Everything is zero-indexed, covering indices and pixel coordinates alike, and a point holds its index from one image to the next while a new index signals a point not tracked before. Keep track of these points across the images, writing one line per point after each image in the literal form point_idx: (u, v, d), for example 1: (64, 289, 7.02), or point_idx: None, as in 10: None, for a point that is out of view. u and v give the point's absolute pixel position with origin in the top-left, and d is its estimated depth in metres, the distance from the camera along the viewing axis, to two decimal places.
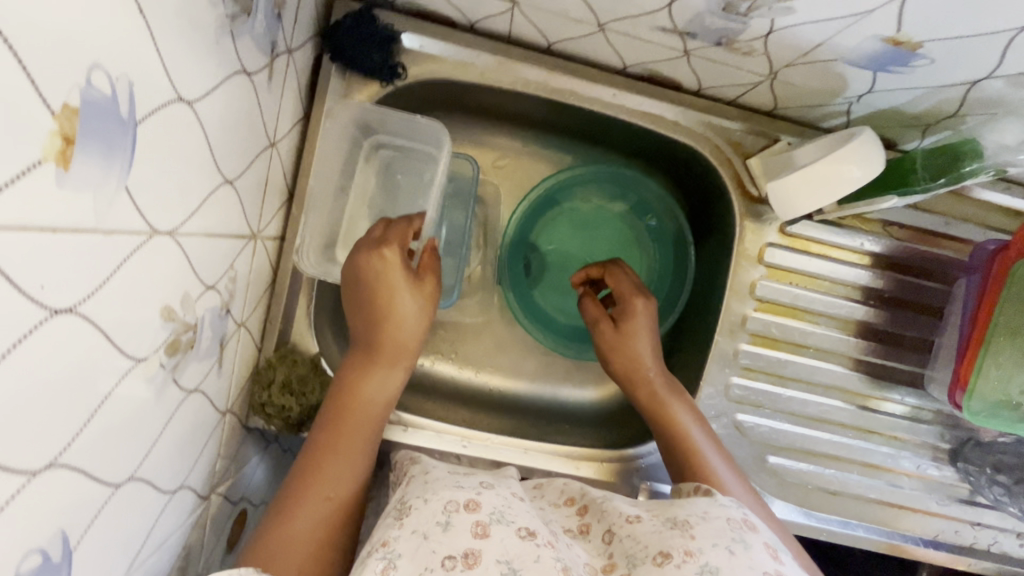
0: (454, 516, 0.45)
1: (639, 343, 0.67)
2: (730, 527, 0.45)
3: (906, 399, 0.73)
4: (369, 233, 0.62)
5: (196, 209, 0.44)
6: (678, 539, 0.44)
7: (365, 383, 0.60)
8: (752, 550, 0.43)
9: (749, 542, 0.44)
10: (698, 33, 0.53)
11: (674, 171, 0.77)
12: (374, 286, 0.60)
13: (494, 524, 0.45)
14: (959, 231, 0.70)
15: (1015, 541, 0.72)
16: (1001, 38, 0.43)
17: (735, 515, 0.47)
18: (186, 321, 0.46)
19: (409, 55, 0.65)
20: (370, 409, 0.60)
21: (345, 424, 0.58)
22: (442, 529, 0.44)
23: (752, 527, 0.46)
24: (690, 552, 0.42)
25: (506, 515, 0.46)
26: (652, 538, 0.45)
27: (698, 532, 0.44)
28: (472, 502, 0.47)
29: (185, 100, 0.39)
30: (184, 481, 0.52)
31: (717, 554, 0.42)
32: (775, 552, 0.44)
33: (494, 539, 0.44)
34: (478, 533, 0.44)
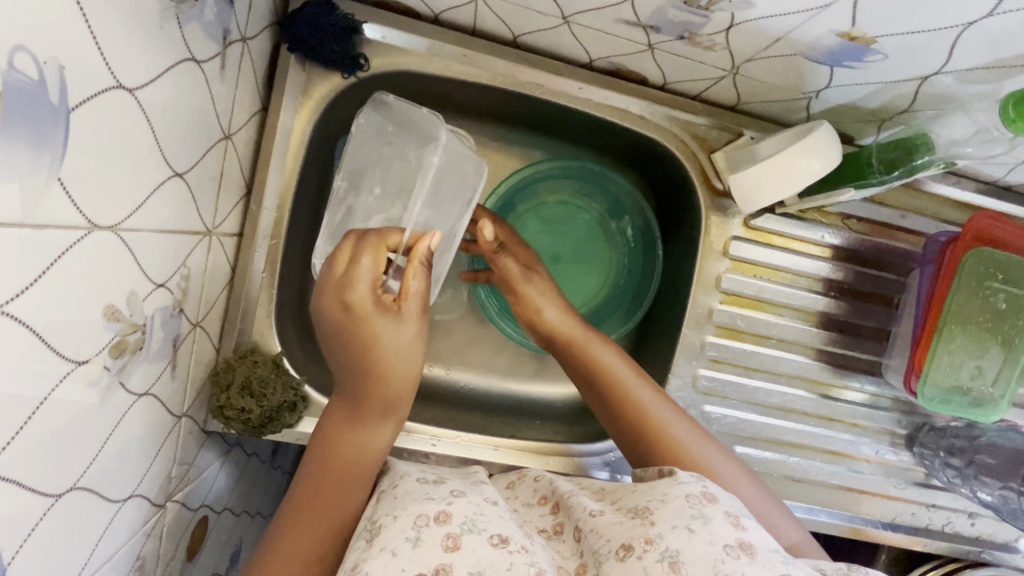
0: (424, 531, 0.44)
1: (550, 298, 0.68)
2: (689, 505, 0.45)
3: (866, 387, 0.75)
4: (334, 261, 0.56)
5: (141, 203, 0.42)
6: (639, 527, 0.44)
7: (353, 433, 0.57)
8: (712, 524, 0.43)
9: (708, 515, 0.44)
10: (661, 27, 0.54)
11: (642, 166, 0.77)
12: (349, 327, 0.55)
13: (465, 534, 0.44)
14: (913, 224, 0.73)
15: (967, 521, 0.75)
16: (950, 34, 0.45)
17: (694, 490, 0.47)
18: (133, 321, 0.44)
19: (372, 46, 0.64)
20: (355, 460, 0.56)
21: (326, 476, 0.55)
22: (411, 546, 0.44)
23: (711, 498, 0.46)
24: (651, 540, 0.43)
25: (478, 523, 0.46)
26: (614, 531, 0.45)
27: (658, 516, 0.44)
28: (442, 514, 0.46)
29: (125, 87, 0.37)
30: (135, 489, 0.49)
31: (675, 535, 0.42)
32: (736, 519, 0.44)
33: (465, 551, 0.43)
34: (448, 547, 0.43)
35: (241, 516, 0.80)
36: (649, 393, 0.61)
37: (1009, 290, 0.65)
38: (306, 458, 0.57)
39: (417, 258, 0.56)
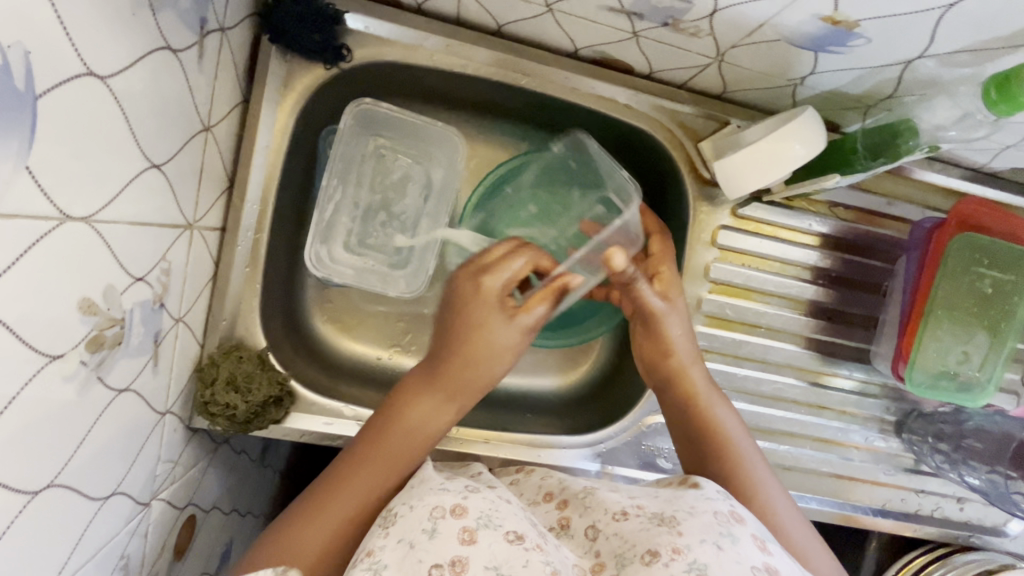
0: (441, 522, 0.44)
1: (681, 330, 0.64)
2: (717, 521, 0.45)
3: (855, 374, 0.75)
4: (478, 256, 0.62)
5: (117, 194, 0.41)
6: (666, 535, 0.43)
7: (420, 410, 0.57)
8: (740, 544, 0.43)
9: (736, 535, 0.44)
10: (645, 13, 0.53)
11: (629, 158, 0.77)
12: (466, 314, 0.58)
13: (481, 528, 0.44)
14: (900, 212, 0.73)
15: (956, 506, 0.76)
16: (932, 16, 0.45)
17: (721, 508, 0.46)
18: (111, 315, 0.43)
19: (354, 37, 0.63)
20: (415, 434, 0.56)
21: (386, 442, 0.55)
22: (428, 537, 0.43)
23: (739, 518, 0.46)
24: (678, 549, 0.42)
25: (494, 519, 0.45)
26: (640, 536, 0.45)
27: (686, 527, 0.44)
28: (459, 507, 0.46)
29: (96, 75, 0.36)
30: (118, 487, 0.49)
31: (704, 549, 0.42)
32: (763, 542, 0.44)
33: (482, 545, 0.43)
34: (464, 539, 0.43)
35: (230, 514, 0.79)
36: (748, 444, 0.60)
37: (995, 275, 0.65)
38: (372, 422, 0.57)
39: (554, 286, 0.58)
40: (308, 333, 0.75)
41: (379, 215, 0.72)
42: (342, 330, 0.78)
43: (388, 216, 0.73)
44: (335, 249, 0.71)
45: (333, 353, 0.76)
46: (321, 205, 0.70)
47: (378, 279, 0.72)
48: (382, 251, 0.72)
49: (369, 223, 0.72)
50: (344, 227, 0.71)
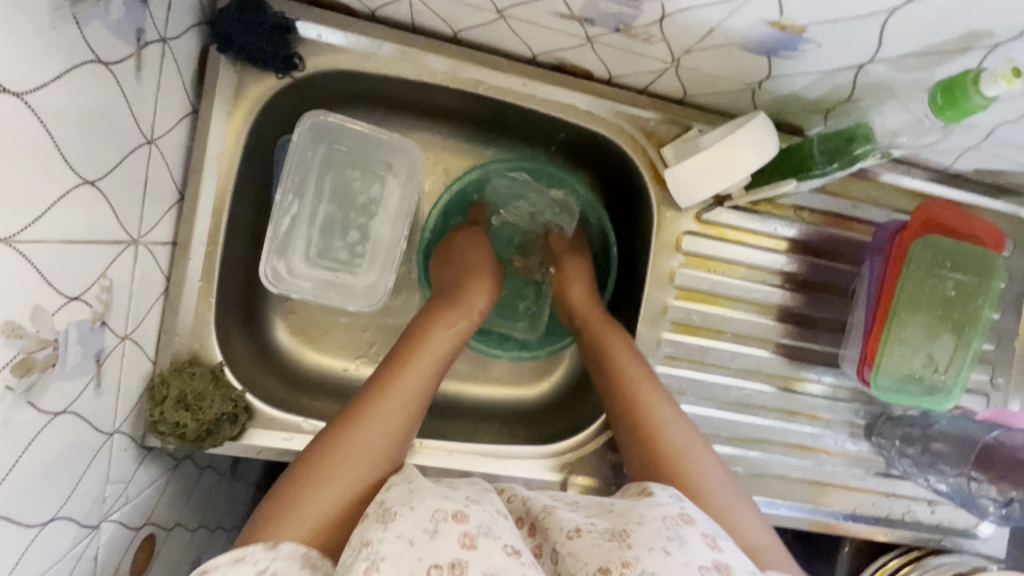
0: (442, 524, 0.43)
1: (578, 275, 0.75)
2: (665, 526, 0.44)
3: (824, 378, 0.74)
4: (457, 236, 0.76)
5: (42, 213, 0.40)
6: (616, 550, 0.42)
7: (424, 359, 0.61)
8: (687, 546, 0.42)
9: (684, 536, 0.43)
10: (595, 19, 0.52)
11: (593, 163, 0.77)
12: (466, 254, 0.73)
13: (482, 536, 0.42)
14: (866, 214, 0.72)
15: (927, 508, 0.76)
16: (877, 20, 0.44)
17: (670, 512, 0.46)
18: (41, 337, 0.41)
19: (307, 45, 0.62)
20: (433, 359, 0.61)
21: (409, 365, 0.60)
22: (428, 537, 0.42)
23: (688, 519, 0.45)
24: (627, 563, 0.41)
25: (494, 529, 0.44)
26: (591, 554, 0.42)
27: (635, 539, 0.43)
28: (460, 513, 0.44)
29: (12, 91, 0.35)
30: (58, 511, 0.47)
31: (652, 558, 0.41)
32: (712, 541, 0.44)
33: (482, 551, 0.41)
34: (465, 544, 0.41)
35: (197, 531, 0.77)
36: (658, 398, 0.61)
37: (958, 277, 0.65)
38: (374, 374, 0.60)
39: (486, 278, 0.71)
40: (271, 345, 0.74)
41: (339, 224, 0.73)
42: (307, 341, 0.77)
43: (348, 225, 0.73)
44: (293, 261, 0.71)
45: (297, 365, 0.75)
46: (277, 220, 0.69)
47: (338, 292, 0.73)
48: (343, 261, 0.73)
49: (327, 233, 0.72)
50: (303, 240, 0.71)
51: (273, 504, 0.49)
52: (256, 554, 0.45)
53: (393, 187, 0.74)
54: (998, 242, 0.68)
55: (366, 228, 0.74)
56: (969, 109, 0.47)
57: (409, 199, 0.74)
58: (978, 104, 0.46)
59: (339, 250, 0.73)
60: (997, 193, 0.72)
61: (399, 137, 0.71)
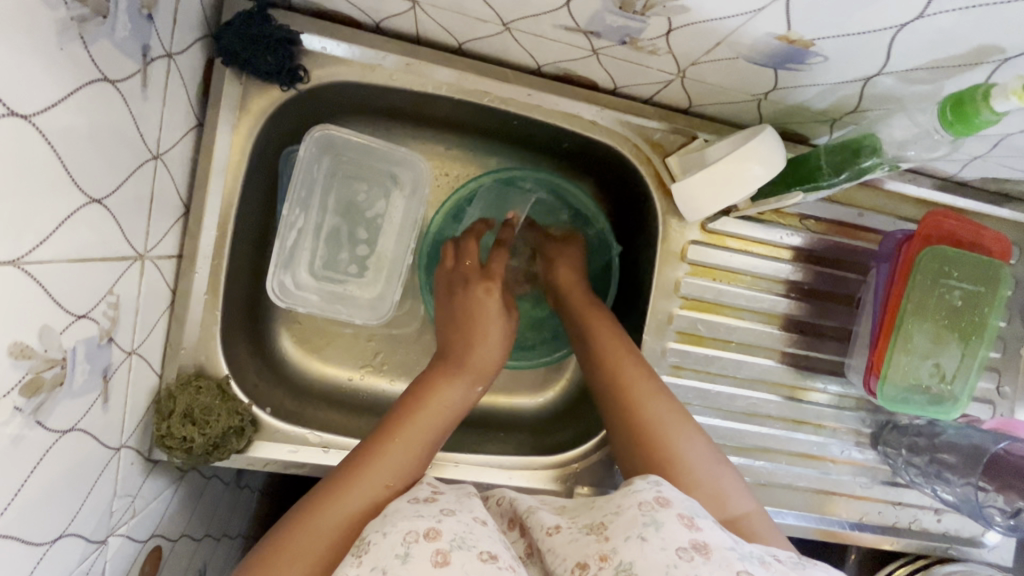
0: (414, 546, 0.41)
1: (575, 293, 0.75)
2: (641, 512, 0.43)
3: (830, 388, 0.74)
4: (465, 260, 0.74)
5: (49, 234, 0.40)
6: (593, 543, 0.42)
7: (434, 397, 0.61)
8: (664, 528, 0.41)
9: (660, 520, 0.42)
10: (602, 32, 0.52)
11: (598, 172, 0.77)
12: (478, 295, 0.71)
13: (454, 550, 0.41)
14: (872, 222, 0.72)
15: (933, 517, 0.75)
16: (885, 35, 0.44)
17: (647, 497, 0.45)
18: (49, 357, 0.41)
19: (311, 57, 0.62)
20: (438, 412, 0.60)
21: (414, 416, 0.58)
22: (400, 563, 0.40)
23: (664, 503, 0.44)
24: (605, 556, 0.41)
25: (467, 540, 0.43)
26: (570, 549, 0.43)
27: (612, 530, 0.42)
28: (432, 530, 0.43)
29: (20, 115, 0.35)
30: (65, 528, 0.47)
31: (629, 547, 0.40)
32: (690, 521, 0.42)
33: (455, 566, 0.40)
34: (436, 562, 0.40)
35: (204, 540, 0.77)
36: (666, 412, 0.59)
37: (965, 287, 0.65)
38: (387, 416, 0.59)
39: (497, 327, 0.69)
40: (275, 356, 0.74)
41: (344, 237, 0.73)
42: (312, 351, 0.77)
43: (353, 238, 0.73)
44: (299, 274, 0.71)
45: (302, 375, 0.75)
46: (284, 234, 0.69)
47: (344, 305, 0.73)
48: (349, 273, 0.73)
49: (334, 246, 0.73)
50: (308, 252, 0.71)
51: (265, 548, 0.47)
52: None
53: (398, 200, 0.74)
54: (1004, 251, 0.68)
55: (371, 238, 0.74)
56: (978, 123, 0.47)
57: (415, 210, 0.74)
58: (987, 118, 0.46)
59: (345, 262, 0.73)
60: (1003, 201, 0.72)
61: (403, 149, 0.71)
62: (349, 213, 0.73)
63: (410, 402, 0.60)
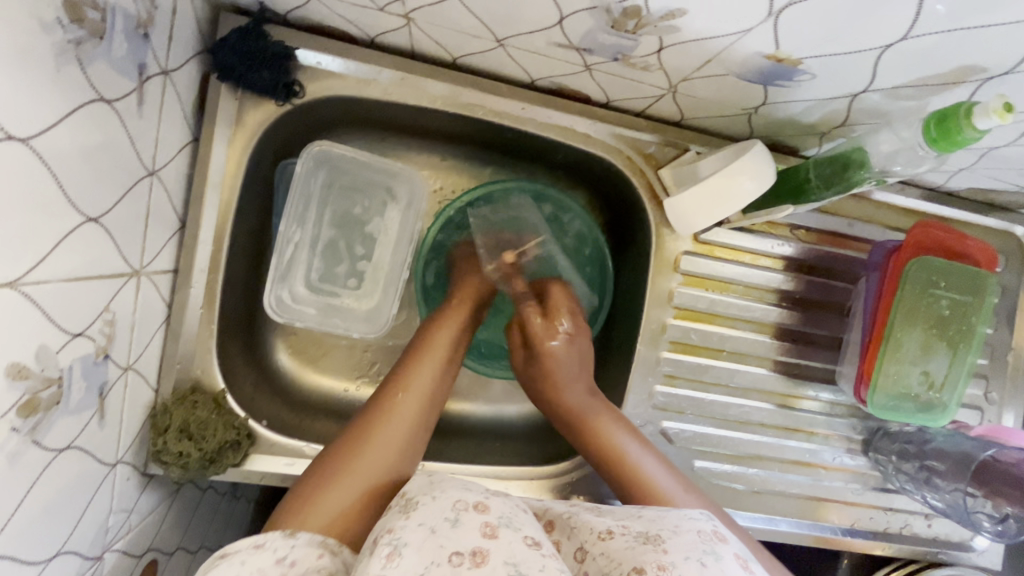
0: (464, 514, 0.42)
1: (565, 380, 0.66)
2: (700, 539, 0.43)
3: (821, 395, 0.75)
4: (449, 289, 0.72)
5: (46, 255, 0.40)
6: (650, 552, 0.42)
7: (435, 345, 0.65)
8: (723, 561, 0.41)
9: (719, 552, 0.42)
10: (594, 49, 0.53)
11: (592, 184, 0.77)
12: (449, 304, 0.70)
13: (502, 526, 0.42)
14: (862, 232, 0.73)
15: (924, 522, 0.77)
16: (870, 55, 0.45)
17: (704, 527, 0.45)
18: (45, 376, 0.41)
19: (306, 72, 0.62)
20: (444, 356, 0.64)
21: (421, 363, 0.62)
22: (450, 525, 0.41)
23: (722, 537, 0.44)
24: (664, 566, 0.40)
25: (514, 521, 0.43)
26: (626, 555, 0.42)
27: (671, 546, 0.42)
28: (481, 504, 0.44)
29: (19, 138, 0.35)
30: (63, 545, 0.47)
31: (689, 566, 0.40)
32: (745, 562, 0.43)
33: (503, 540, 0.40)
34: (486, 533, 0.41)
35: (199, 552, 0.77)
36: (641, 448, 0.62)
37: (952, 296, 0.66)
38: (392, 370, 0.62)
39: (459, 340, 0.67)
40: (272, 368, 0.74)
41: (340, 249, 0.73)
42: (308, 362, 0.77)
43: (350, 250, 0.74)
44: (296, 287, 0.71)
45: (298, 387, 0.75)
46: (280, 249, 0.69)
47: (341, 318, 0.73)
48: (345, 285, 0.74)
49: (330, 259, 0.73)
50: (304, 264, 0.72)
51: (299, 498, 0.51)
52: (277, 541, 0.47)
53: (394, 213, 0.75)
54: (991, 260, 0.69)
55: (366, 250, 0.74)
56: (962, 140, 0.48)
57: (410, 220, 0.75)
58: (970, 136, 0.47)
59: (342, 275, 0.74)
60: (989, 210, 0.73)
61: (402, 165, 0.72)
62: (346, 225, 0.73)
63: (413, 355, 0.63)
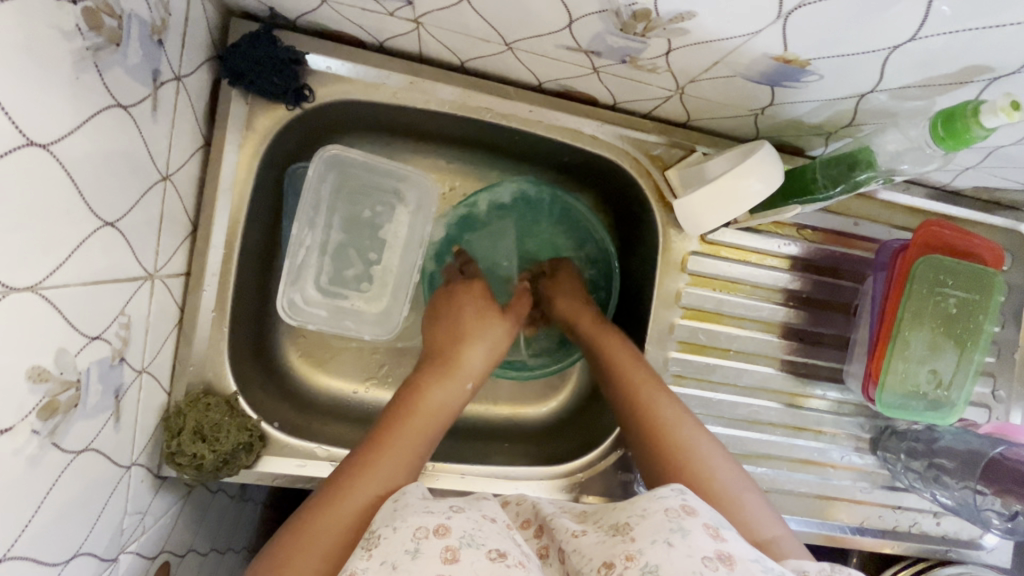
0: (424, 542, 0.41)
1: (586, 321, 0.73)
2: (668, 518, 0.43)
3: (829, 394, 0.76)
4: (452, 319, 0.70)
5: (65, 259, 0.40)
6: (620, 544, 0.42)
7: (423, 401, 0.60)
8: (691, 536, 0.41)
9: (687, 528, 0.42)
10: (602, 52, 0.53)
11: (599, 186, 0.78)
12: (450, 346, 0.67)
13: (464, 547, 0.41)
14: (868, 231, 0.73)
15: (933, 520, 0.77)
16: (878, 56, 0.45)
17: (672, 504, 0.44)
18: (64, 379, 0.42)
19: (316, 77, 0.62)
20: (431, 413, 0.60)
21: (406, 422, 0.58)
22: (411, 558, 0.40)
23: (691, 510, 0.44)
24: (631, 556, 0.40)
25: (477, 538, 0.42)
26: (595, 550, 0.42)
27: (638, 532, 0.42)
28: (442, 527, 0.42)
29: (38, 143, 0.36)
30: (80, 547, 0.48)
31: (655, 550, 0.40)
32: (716, 531, 0.42)
33: (465, 564, 0.40)
34: (446, 559, 0.40)
35: (210, 555, 0.77)
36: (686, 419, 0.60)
37: (959, 294, 0.66)
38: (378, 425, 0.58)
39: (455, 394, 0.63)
40: (282, 371, 0.74)
41: (350, 252, 0.74)
42: (318, 364, 0.78)
43: (359, 253, 0.74)
44: (307, 290, 0.72)
45: (308, 389, 0.76)
46: (292, 252, 0.70)
47: (352, 320, 0.74)
48: (355, 287, 0.74)
49: (340, 262, 0.73)
50: (314, 267, 0.72)
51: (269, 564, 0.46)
52: None
53: (403, 215, 0.75)
54: (997, 259, 0.70)
55: (376, 253, 0.75)
56: (969, 139, 0.48)
57: (419, 222, 0.75)
58: (979, 134, 0.47)
59: (351, 277, 0.74)
60: (995, 209, 0.74)
61: (413, 170, 0.73)
62: (356, 228, 0.74)
63: (400, 410, 0.59)
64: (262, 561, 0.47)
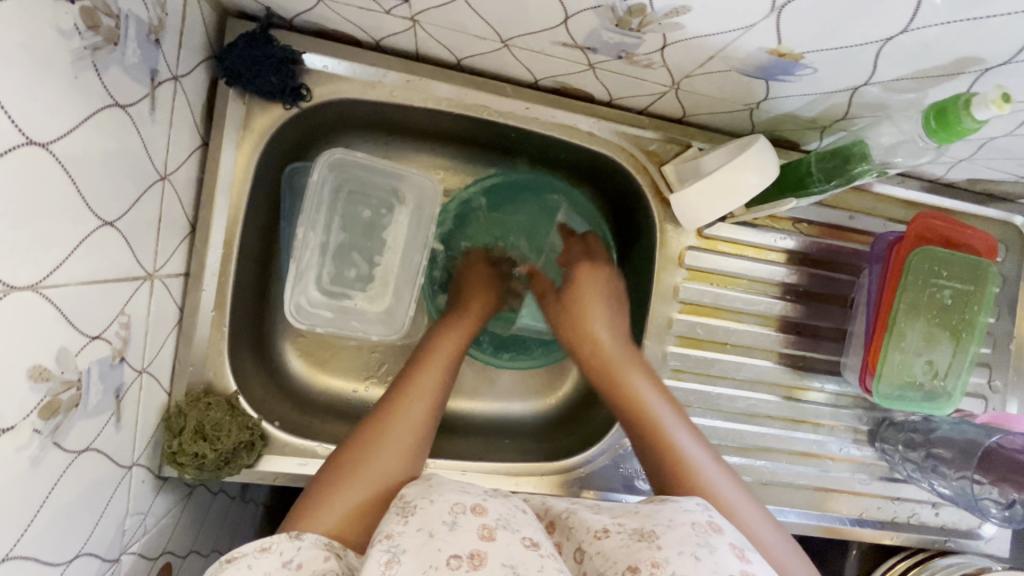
0: (461, 516, 0.42)
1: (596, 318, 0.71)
2: (694, 532, 0.43)
3: (827, 386, 0.76)
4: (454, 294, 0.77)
5: (65, 258, 0.40)
6: (645, 550, 0.42)
7: (438, 353, 0.65)
8: (717, 553, 0.41)
9: (713, 544, 0.42)
10: (598, 48, 0.53)
11: (597, 183, 0.78)
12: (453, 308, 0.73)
13: (501, 528, 0.41)
14: (863, 225, 0.74)
15: (931, 511, 0.77)
16: (870, 49, 0.46)
17: (698, 519, 0.45)
18: (65, 379, 0.42)
19: (312, 76, 0.63)
20: (446, 363, 0.65)
21: (424, 369, 0.63)
22: (448, 529, 0.40)
23: (716, 528, 0.44)
24: (657, 563, 0.40)
25: (512, 523, 0.43)
26: (620, 554, 0.42)
27: (664, 541, 0.42)
28: (479, 506, 0.43)
29: (38, 142, 0.36)
30: (81, 548, 0.47)
31: (682, 561, 0.40)
32: (742, 551, 0.42)
33: (500, 543, 0.40)
34: (484, 536, 0.40)
35: (211, 556, 0.77)
36: (678, 425, 0.60)
37: (954, 286, 0.67)
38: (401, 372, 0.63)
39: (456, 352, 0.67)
40: (282, 370, 0.74)
41: (353, 253, 0.74)
42: (318, 364, 0.78)
43: (358, 253, 0.75)
44: (310, 292, 0.72)
45: (309, 388, 0.76)
46: (297, 253, 0.70)
47: (354, 320, 0.75)
48: (357, 288, 0.75)
49: (341, 262, 0.74)
50: (314, 269, 0.72)
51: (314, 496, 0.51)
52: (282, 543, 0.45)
53: (402, 215, 0.75)
54: (991, 250, 0.70)
55: (375, 252, 0.75)
56: (962, 130, 0.48)
57: (419, 221, 0.75)
58: (969, 126, 0.48)
59: (354, 278, 0.75)
60: (988, 201, 0.74)
61: (414, 171, 0.73)
62: (356, 227, 0.74)
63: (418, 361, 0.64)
64: (306, 496, 0.51)
